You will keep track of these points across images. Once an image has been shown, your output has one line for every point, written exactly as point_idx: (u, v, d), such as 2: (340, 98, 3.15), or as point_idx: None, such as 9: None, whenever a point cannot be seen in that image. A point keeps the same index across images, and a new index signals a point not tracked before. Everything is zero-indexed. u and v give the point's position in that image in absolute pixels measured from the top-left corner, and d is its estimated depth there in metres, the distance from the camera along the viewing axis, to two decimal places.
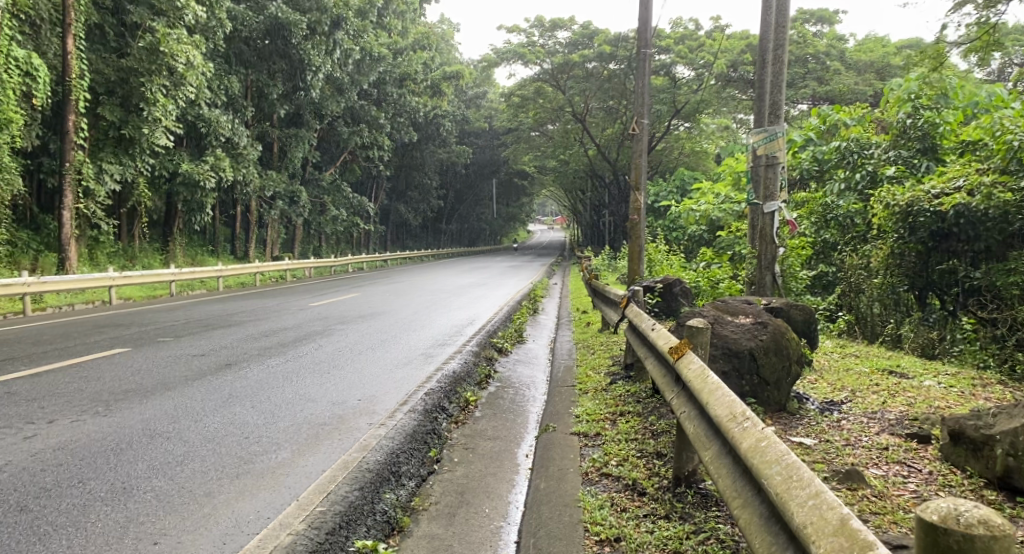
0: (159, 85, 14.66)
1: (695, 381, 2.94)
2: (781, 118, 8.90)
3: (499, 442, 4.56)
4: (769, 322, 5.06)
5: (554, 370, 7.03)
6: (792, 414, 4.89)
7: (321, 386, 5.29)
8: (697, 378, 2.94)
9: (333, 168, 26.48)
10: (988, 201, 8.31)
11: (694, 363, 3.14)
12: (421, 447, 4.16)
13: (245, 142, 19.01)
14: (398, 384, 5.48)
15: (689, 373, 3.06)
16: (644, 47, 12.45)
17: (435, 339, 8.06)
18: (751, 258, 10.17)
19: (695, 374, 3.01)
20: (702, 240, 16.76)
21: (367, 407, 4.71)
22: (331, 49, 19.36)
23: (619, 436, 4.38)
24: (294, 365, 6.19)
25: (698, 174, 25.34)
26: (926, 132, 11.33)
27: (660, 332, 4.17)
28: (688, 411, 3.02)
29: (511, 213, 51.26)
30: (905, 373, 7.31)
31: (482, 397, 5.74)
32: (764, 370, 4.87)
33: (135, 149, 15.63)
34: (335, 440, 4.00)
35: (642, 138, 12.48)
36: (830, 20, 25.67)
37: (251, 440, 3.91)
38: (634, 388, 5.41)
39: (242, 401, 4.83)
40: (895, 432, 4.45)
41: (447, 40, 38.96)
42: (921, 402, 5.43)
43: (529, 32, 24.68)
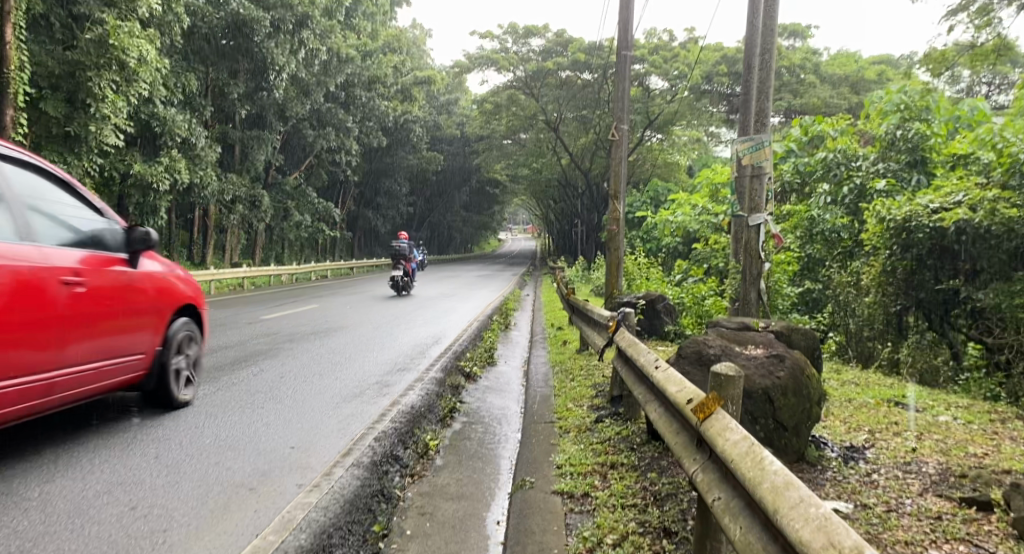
0: (108, 80, 13.46)
1: (743, 463, 2.11)
2: (768, 126, 8.07)
3: (463, 504, 3.68)
4: (786, 356, 4.28)
5: (528, 401, 6.18)
6: (814, 466, 4.11)
7: (250, 429, 4.34)
8: (745, 459, 2.11)
9: (296, 173, 25.39)
10: (991, 217, 7.64)
11: (732, 434, 2.29)
12: (363, 519, 3.26)
13: (203, 143, 17.89)
14: (344, 425, 4.55)
15: (730, 449, 2.21)
16: (624, 48, 11.62)
17: (393, 362, 7.13)
18: (736, 275, 9.36)
19: (740, 453, 2.16)
20: (679, 253, 16.11)
21: (302, 460, 3.79)
22: (297, 48, 18.30)
23: (612, 500, 3.53)
24: (224, 397, 5.22)
25: (672, 186, 24.81)
26: (917, 144, 10.74)
27: (666, 374, 3.33)
28: (727, 499, 2.20)
29: (481, 222, 50.60)
30: (913, 405, 6.62)
31: (444, 438, 4.85)
32: (781, 414, 4.04)
33: (82, 148, 14.33)
34: (250, 513, 3.08)
35: (621, 144, 11.64)
36: (803, 34, 25.38)
37: (137, 514, 2.99)
38: (626, 432, 4.59)
39: (146, 449, 3.87)
40: (940, 494, 3.69)
41: (418, 46, 38.00)
42: (955, 449, 4.66)
43: (501, 38, 23.90)
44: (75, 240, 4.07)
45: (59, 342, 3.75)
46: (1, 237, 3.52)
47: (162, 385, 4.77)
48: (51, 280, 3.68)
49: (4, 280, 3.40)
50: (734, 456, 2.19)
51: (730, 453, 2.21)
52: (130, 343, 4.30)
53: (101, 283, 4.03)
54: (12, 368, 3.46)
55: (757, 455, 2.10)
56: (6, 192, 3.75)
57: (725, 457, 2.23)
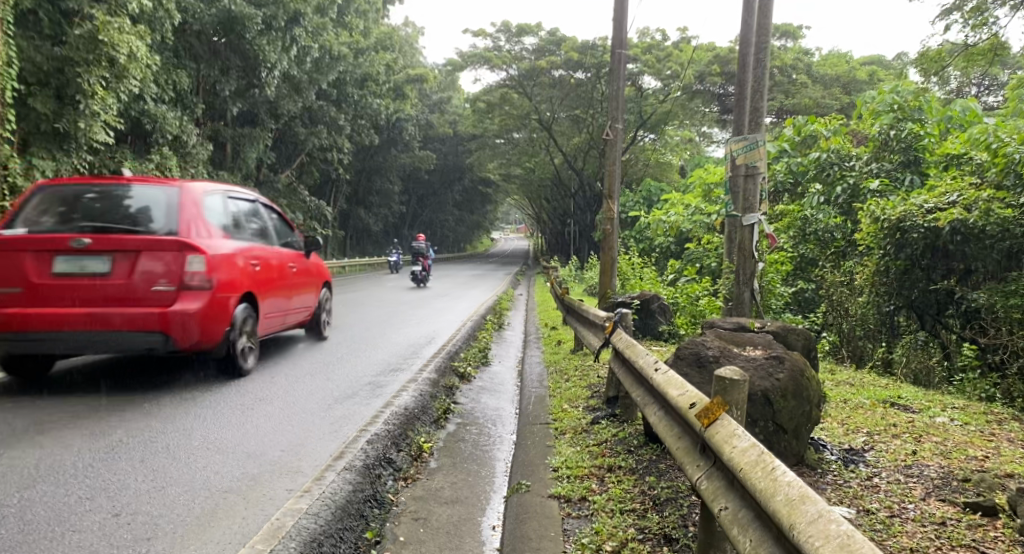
0: (97, 76, 13.26)
1: (752, 473, 2.04)
2: (763, 126, 8.00)
3: (457, 508, 3.59)
4: (785, 357, 4.20)
5: (522, 402, 6.10)
6: (814, 470, 4.06)
7: (240, 431, 4.25)
8: (755, 469, 2.04)
9: (288, 171, 25.25)
10: (986, 217, 7.60)
11: (739, 443, 2.22)
12: (355, 526, 3.17)
13: (195, 141, 17.71)
14: (337, 427, 4.46)
15: (739, 459, 2.14)
16: (619, 47, 11.56)
17: (386, 362, 7.04)
18: (729, 274, 9.30)
19: (748, 463, 2.09)
20: (673, 252, 16.07)
21: (292, 464, 3.70)
22: (289, 45, 18.17)
23: (610, 505, 3.46)
24: (213, 399, 5.12)
25: (664, 185, 24.79)
26: (909, 144, 10.71)
27: (668, 377, 3.26)
28: (736, 510, 2.12)
29: (473, 221, 50.52)
30: (909, 406, 6.57)
31: (438, 441, 4.77)
32: (781, 417, 3.96)
33: (70, 145, 14.15)
34: (237, 521, 2.98)
35: (615, 143, 11.54)
36: (794, 35, 25.43)
37: (121, 521, 2.90)
38: (622, 433, 4.52)
39: (131, 453, 3.77)
40: (943, 498, 3.63)
41: (410, 44, 37.84)
42: (955, 452, 4.61)
43: (494, 37, 23.81)
44: (284, 247, 7.28)
45: (277, 301, 6.78)
46: (271, 243, 6.86)
47: (310, 323, 8.13)
48: (286, 265, 7.05)
49: (274, 262, 6.73)
50: (742, 466, 2.12)
51: (738, 463, 2.14)
52: (304, 301, 7.64)
53: (300, 267, 7.46)
54: (276, 311, 6.80)
55: (766, 465, 2.04)
56: (267, 220, 7.01)
57: (733, 467, 2.16)
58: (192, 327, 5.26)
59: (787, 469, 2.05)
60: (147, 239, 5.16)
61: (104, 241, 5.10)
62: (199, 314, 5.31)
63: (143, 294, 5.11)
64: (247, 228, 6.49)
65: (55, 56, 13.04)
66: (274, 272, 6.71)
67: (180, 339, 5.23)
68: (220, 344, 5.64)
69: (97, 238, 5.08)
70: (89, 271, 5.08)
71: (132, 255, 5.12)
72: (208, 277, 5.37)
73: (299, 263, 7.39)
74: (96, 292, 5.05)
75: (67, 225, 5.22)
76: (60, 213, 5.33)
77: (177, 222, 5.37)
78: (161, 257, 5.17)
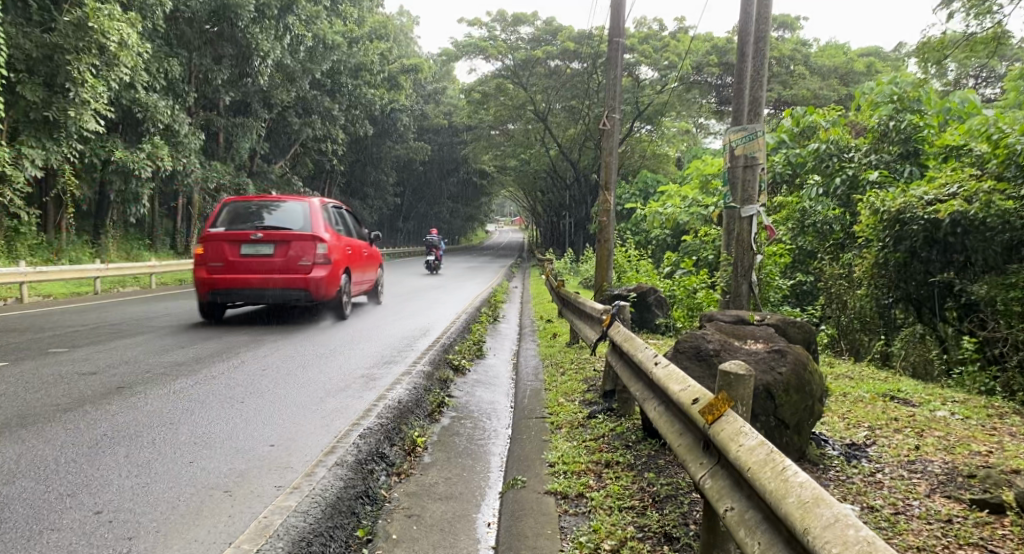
0: (87, 64, 13.02)
1: (761, 473, 1.95)
2: (762, 116, 7.87)
3: (451, 505, 3.49)
4: (788, 350, 4.11)
5: (518, 395, 6.01)
6: (816, 465, 3.98)
7: (229, 425, 4.14)
8: (764, 468, 1.95)
9: (282, 161, 25.06)
10: (987, 209, 7.52)
11: (746, 441, 2.12)
12: (346, 524, 3.07)
13: (187, 130, 17.49)
14: (328, 421, 4.35)
15: (746, 458, 2.04)
16: (616, 36, 11.41)
17: (380, 354, 6.93)
18: (727, 266, 9.19)
19: (757, 462, 1.99)
20: (669, 244, 15.98)
21: (282, 459, 3.59)
22: (283, 34, 17.99)
23: (608, 502, 3.36)
24: (202, 391, 5.01)
25: (661, 177, 24.68)
26: (909, 135, 10.58)
27: (668, 371, 3.18)
28: (743, 509, 2.03)
29: (468, 213, 50.38)
30: (909, 400, 6.49)
31: (432, 435, 4.67)
32: (783, 411, 3.87)
33: (61, 133, 13.96)
34: (224, 519, 2.88)
35: (612, 133, 11.38)
36: (792, 26, 25.27)
37: (103, 520, 2.79)
38: (620, 428, 4.43)
39: (116, 447, 3.66)
40: (949, 495, 3.55)
41: (405, 33, 37.58)
42: (959, 447, 4.53)
43: (490, 26, 23.62)
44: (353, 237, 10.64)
45: (355, 275, 10.29)
46: (348, 234, 10.16)
47: (368, 290, 11.67)
48: (356, 248, 10.34)
49: (351, 247, 10.05)
50: (750, 465, 2.02)
51: (745, 462, 2.04)
52: (364, 275, 10.96)
53: (362, 250, 10.74)
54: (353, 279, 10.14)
55: (776, 464, 1.94)
56: (343, 218, 10.33)
57: (740, 466, 2.06)
58: (321, 287, 8.69)
59: (798, 468, 1.96)
60: (294, 234, 8.54)
61: (270, 235, 8.50)
62: (324, 280, 8.75)
63: (295, 267, 8.53)
64: (337, 224, 9.87)
65: (43, 44, 12.94)
66: (352, 254, 10.04)
67: (315, 294, 8.65)
68: (332, 297, 9.08)
69: (266, 233, 8.49)
70: (262, 253, 8.49)
71: (288, 243, 8.52)
72: (328, 257, 8.77)
73: (362, 247, 10.68)
74: (268, 265, 8.48)
75: (245, 226, 8.63)
76: (237, 220, 8.75)
77: (309, 223, 8.74)
78: (303, 244, 8.56)
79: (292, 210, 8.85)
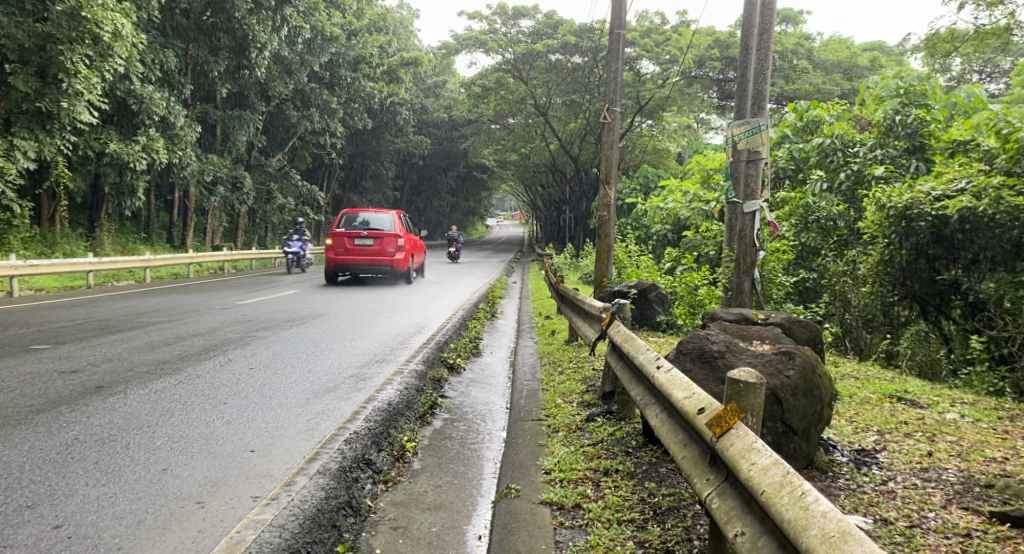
0: (81, 55, 12.71)
1: (776, 499, 1.75)
2: (766, 109, 7.61)
3: (440, 515, 3.30)
4: (795, 353, 3.91)
5: (514, 395, 5.82)
6: (824, 472, 3.78)
7: (209, 429, 3.94)
8: (780, 492, 1.75)
9: (281, 155, 24.86)
10: (996, 205, 7.24)
11: (759, 459, 1.92)
12: (326, 537, 2.88)
13: (183, 123, 17.24)
14: (313, 424, 4.16)
15: (758, 479, 1.84)
16: (617, 28, 11.19)
17: (372, 352, 6.73)
18: (729, 262, 8.99)
19: (772, 485, 1.79)
20: (670, 240, 15.79)
21: (261, 467, 3.39)
22: (280, 25, 17.71)
23: (607, 514, 3.17)
24: (184, 391, 4.80)
25: (662, 172, 24.45)
26: (915, 130, 10.35)
27: (671, 376, 2.99)
28: (756, 537, 1.83)
29: (468, 207, 50.19)
30: (917, 401, 6.26)
31: (423, 438, 4.47)
32: (791, 417, 3.68)
33: (54, 125, 13.76)
34: (193, 534, 2.69)
35: (613, 127, 11.12)
36: (795, 20, 24.96)
37: (61, 536, 2.61)
38: (620, 433, 4.23)
39: (86, 453, 3.46)
40: (966, 507, 3.36)
41: (405, 26, 37.30)
42: (974, 453, 4.32)
43: (490, 19, 23.37)
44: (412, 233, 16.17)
45: (414, 258, 15.82)
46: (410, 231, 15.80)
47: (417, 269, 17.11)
48: (414, 240, 15.93)
49: (413, 240, 15.66)
50: (763, 486, 1.82)
51: (757, 483, 1.84)
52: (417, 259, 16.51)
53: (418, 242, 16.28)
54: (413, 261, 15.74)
55: (792, 487, 1.74)
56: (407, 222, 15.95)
57: (752, 487, 1.86)
58: (400, 265, 14.44)
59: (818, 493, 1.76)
60: (386, 232, 14.23)
61: (371, 232, 14.24)
62: (402, 260, 14.50)
63: (385, 252, 14.25)
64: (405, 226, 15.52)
65: (36, 34, 12.55)
66: (413, 244, 15.65)
67: (397, 268, 14.42)
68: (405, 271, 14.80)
69: (369, 232, 14.21)
70: (366, 244, 14.23)
71: (382, 238, 14.25)
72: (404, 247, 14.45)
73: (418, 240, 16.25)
74: (369, 251, 14.22)
75: (355, 227, 14.30)
76: (349, 223, 14.45)
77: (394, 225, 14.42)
78: (389, 238, 14.27)
79: (382, 218, 14.52)
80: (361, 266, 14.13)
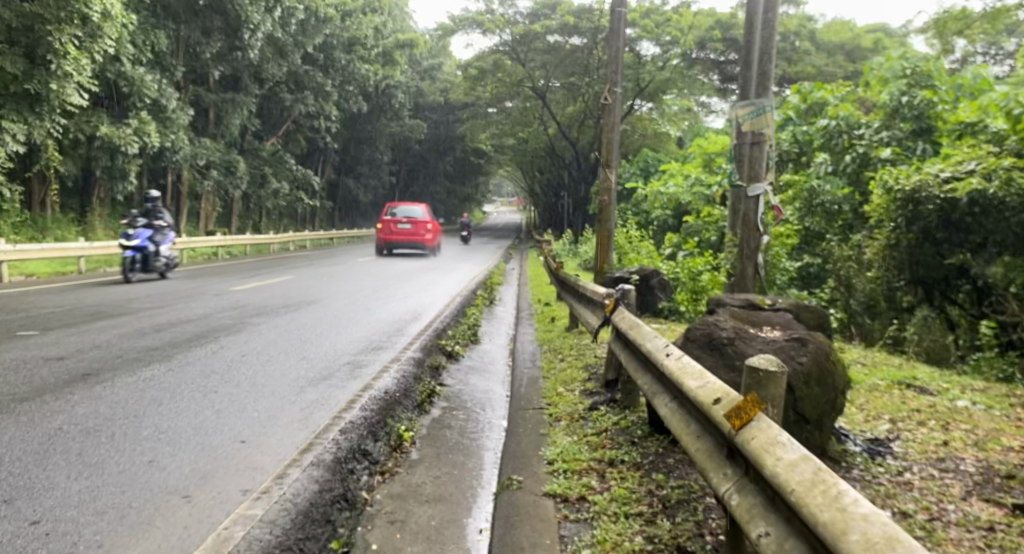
0: (70, 35, 12.45)
1: (808, 496, 1.58)
2: (771, 91, 7.45)
3: (440, 508, 3.16)
4: (809, 340, 3.76)
5: (515, 383, 5.68)
6: (837, 463, 3.64)
7: (197, 419, 3.79)
8: (812, 490, 1.58)
9: (277, 139, 24.59)
10: (1008, 187, 6.95)
11: (785, 453, 1.77)
12: (319, 533, 2.74)
13: (174, 105, 16.99)
14: (307, 414, 4.01)
15: (786, 475, 1.69)
16: (617, 6, 10.93)
17: (369, 340, 6.58)
18: (732, 247, 8.81)
19: (802, 483, 1.63)
20: (671, 224, 15.61)
21: (252, 459, 3.25)
22: (273, 6, 17.36)
23: (613, 508, 3.02)
24: (175, 379, 4.65)
25: (662, 157, 24.21)
26: (923, 112, 10.15)
27: (683, 365, 2.83)
28: (785, 539, 1.67)
29: (467, 193, 49.97)
30: (926, 388, 6.10)
31: (422, 428, 4.33)
32: (804, 406, 3.52)
33: (44, 107, 13.37)
34: (178, 531, 2.54)
35: (614, 109, 10.88)
36: (796, 2, 24.60)
37: (37, 533, 2.47)
38: (626, 423, 4.09)
39: (69, 444, 3.31)
40: (988, 499, 3.22)
41: (402, 8, 36.81)
42: (990, 442, 4.19)
43: (488, 0, 23.00)
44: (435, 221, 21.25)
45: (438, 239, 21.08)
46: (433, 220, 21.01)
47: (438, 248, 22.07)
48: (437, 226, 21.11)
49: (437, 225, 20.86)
50: (792, 484, 1.66)
51: (785, 480, 1.69)
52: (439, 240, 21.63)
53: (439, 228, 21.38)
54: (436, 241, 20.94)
55: (825, 485, 1.58)
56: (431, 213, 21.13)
57: (779, 484, 1.70)
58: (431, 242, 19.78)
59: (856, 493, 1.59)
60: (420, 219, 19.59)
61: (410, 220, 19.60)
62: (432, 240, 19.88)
63: (420, 234, 19.63)
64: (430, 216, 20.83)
65: (23, 14, 12.18)
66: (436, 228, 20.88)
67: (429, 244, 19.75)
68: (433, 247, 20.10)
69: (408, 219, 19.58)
70: (406, 228, 19.59)
71: (417, 223, 19.61)
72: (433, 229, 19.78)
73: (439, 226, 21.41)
74: (408, 233, 19.59)
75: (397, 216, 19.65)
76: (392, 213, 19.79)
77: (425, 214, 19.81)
78: (423, 223, 19.70)
79: (416, 209, 19.92)
80: (403, 244, 19.46)
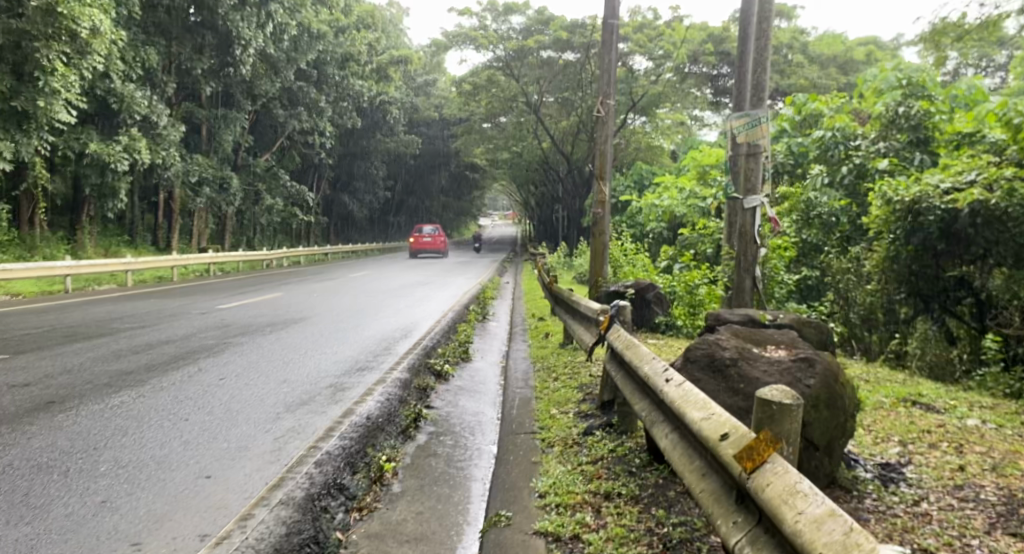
0: (58, 52, 12.18)
1: None
2: (765, 102, 7.11)
3: (422, 548, 2.90)
4: (816, 359, 3.50)
5: (505, 404, 5.41)
6: (849, 493, 3.37)
7: (161, 451, 3.52)
8: None
9: (269, 154, 24.36)
10: (1009, 197, 6.65)
11: (808, 507, 1.62)
12: None
13: (166, 122, 16.71)
14: (281, 444, 3.74)
15: (812, 537, 1.54)
16: (610, 18, 10.77)
17: (355, 360, 6.32)
18: (729, 261, 8.59)
19: (833, 548, 1.49)
20: (667, 237, 15.40)
21: (215, 497, 2.98)
22: (266, 22, 17.19)
23: (609, 549, 2.76)
24: (143, 406, 4.38)
25: (656, 169, 24.09)
26: (920, 121, 9.78)
27: (683, 392, 2.62)
28: None
29: (461, 207, 49.88)
30: (933, 405, 5.85)
31: (405, 456, 4.07)
32: (813, 431, 3.26)
33: (32, 124, 13.07)
34: None
35: (608, 120, 10.63)
36: (789, 15, 24.60)
37: None
38: (623, 450, 3.83)
39: (16, 483, 3.04)
40: (1014, 533, 2.97)
41: (395, 24, 36.75)
42: (1008, 466, 3.94)
43: (481, 16, 22.85)
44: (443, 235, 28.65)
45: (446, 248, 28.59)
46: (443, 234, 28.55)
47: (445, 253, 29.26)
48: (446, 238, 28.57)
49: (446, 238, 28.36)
50: (818, 547, 1.53)
51: (810, 541, 1.54)
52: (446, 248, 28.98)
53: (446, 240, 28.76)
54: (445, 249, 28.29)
55: (857, 552, 1.45)
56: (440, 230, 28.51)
57: (804, 545, 1.56)
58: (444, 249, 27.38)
59: None
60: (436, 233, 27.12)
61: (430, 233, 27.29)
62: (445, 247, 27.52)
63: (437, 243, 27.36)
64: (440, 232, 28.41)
65: (10, 30, 11.89)
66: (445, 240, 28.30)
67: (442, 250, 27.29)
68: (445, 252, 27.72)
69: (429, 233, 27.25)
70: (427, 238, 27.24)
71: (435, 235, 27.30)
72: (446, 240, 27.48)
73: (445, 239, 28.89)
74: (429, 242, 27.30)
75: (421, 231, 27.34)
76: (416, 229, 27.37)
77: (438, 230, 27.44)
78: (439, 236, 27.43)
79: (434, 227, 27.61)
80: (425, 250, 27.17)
